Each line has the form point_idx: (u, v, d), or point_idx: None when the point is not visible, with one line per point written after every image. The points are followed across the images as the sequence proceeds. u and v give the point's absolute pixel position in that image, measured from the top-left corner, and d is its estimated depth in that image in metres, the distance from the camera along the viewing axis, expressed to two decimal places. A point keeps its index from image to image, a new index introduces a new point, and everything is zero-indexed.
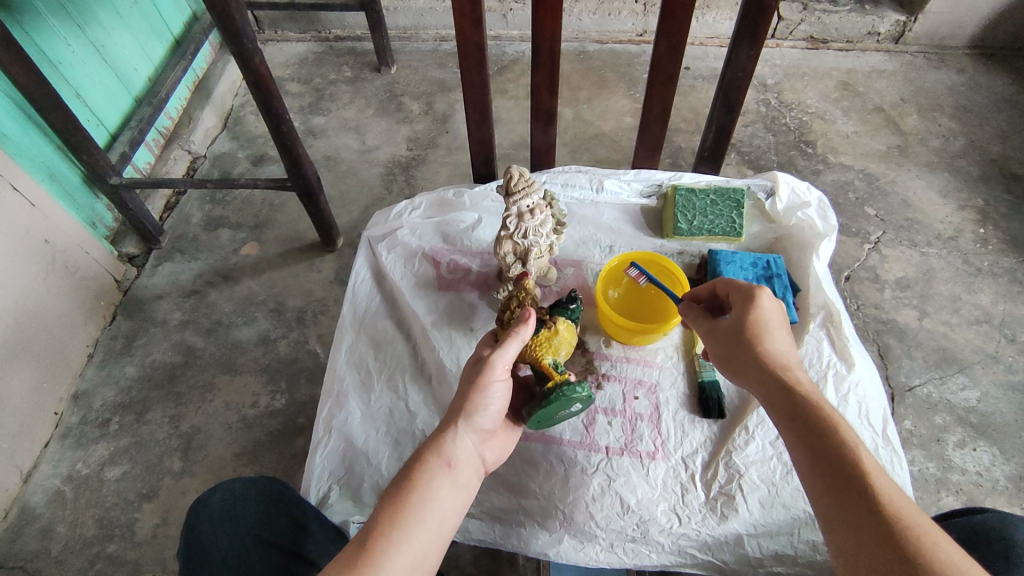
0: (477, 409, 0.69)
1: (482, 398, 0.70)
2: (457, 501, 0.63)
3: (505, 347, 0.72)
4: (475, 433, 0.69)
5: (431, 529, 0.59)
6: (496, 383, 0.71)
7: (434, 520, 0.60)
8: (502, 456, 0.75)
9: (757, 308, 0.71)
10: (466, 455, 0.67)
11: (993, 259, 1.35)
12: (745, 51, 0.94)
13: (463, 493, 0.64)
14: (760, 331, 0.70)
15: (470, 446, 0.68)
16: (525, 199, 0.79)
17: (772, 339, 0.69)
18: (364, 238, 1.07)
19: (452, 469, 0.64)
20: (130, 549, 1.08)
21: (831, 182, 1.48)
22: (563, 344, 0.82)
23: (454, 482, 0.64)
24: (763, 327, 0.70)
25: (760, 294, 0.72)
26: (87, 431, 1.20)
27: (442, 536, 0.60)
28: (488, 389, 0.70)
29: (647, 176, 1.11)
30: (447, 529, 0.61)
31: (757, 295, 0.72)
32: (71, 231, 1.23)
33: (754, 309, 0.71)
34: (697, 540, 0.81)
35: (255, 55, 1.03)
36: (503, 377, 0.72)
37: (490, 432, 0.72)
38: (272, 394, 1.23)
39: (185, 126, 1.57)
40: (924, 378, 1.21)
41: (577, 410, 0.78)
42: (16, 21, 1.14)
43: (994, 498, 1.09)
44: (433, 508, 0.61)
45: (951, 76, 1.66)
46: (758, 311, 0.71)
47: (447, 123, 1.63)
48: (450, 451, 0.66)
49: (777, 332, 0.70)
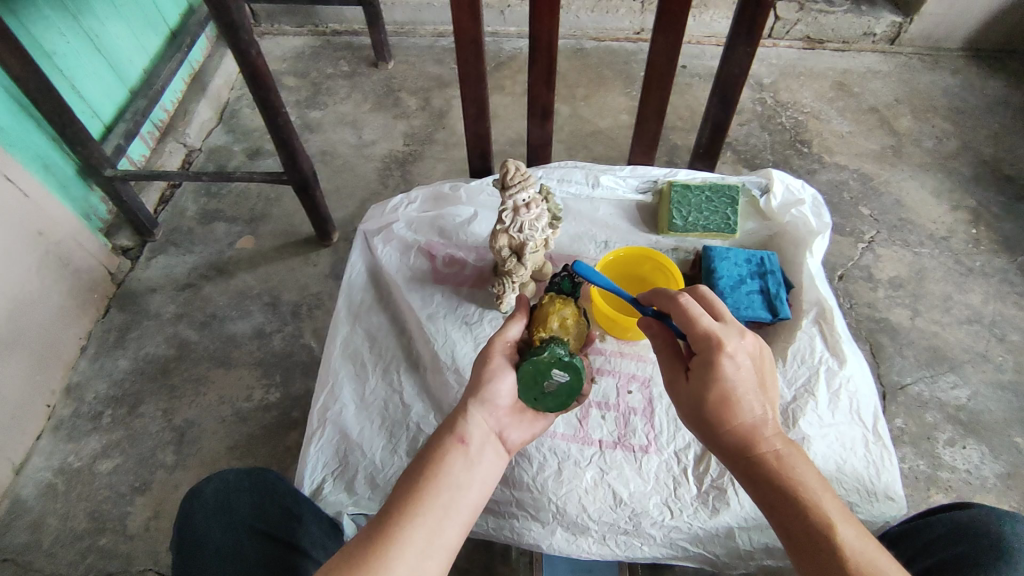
0: (487, 385, 0.69)
1: (489, 374, 0.70)
2: (474, 477, 0.63)
3: (505, 331, 0.75)
4: (489, 410, 0.68)
5: (445, 505, 0.59)
6: (497, 359, 0.71)
7: (448, 495, 0.60)
8: (531, 435, 0.72)
9: (717, 375, 0.62)
10: (481, 431, 0.66)
11: (985, 260, 1.36)
12: (741, 48, 0.95)
13: (481, 468, 0.64)
14: (722, 404, 0.62)
15: (485, 423, 0.67)
16: (522, 193, 0.79)
17: (735, 408, 0.62)
18: (359, 231, 1.08)
19: (466, 446, 0.64)
20: (123, 542, 1.08)
21: (826, 182, 1.49)
22: (552, 319, 0.81)
23: (468, 457, 0.64)
24: (723, 394, 0.62)
25: (717, 355, 0.62)
26: (79, 423, 1.20)
27: (460, 511, 0.60)
28: (493, 364, 0.71)
29: (644, 172, 1.12)
30: (463, 504, 0.61)
31: (715, 355, 0.62)
32: (66, 223, 1.23)
33: (712, 375, 0.62)
34: (689, 532, 0.82)
35: (251, 47, 1.03)
36: (505, 352, 0.73)
37: (512, 409, 0.71)
38: (266, 388, 1.23)
39: (180, 119, 1.56)
40: (915, 377, 1.22)
41: (563, 378, 0.70)
42: (12, 12, 1.14)
43: (983, 495, 1.10)
44: (447, 482, 0.61)
45: (946, 78, 1.67)
46: (718, 377, 0.62)
47: (444, 118, 1.63)
48: (463, 427, 0.66)
49: (746, 392, 0.62)
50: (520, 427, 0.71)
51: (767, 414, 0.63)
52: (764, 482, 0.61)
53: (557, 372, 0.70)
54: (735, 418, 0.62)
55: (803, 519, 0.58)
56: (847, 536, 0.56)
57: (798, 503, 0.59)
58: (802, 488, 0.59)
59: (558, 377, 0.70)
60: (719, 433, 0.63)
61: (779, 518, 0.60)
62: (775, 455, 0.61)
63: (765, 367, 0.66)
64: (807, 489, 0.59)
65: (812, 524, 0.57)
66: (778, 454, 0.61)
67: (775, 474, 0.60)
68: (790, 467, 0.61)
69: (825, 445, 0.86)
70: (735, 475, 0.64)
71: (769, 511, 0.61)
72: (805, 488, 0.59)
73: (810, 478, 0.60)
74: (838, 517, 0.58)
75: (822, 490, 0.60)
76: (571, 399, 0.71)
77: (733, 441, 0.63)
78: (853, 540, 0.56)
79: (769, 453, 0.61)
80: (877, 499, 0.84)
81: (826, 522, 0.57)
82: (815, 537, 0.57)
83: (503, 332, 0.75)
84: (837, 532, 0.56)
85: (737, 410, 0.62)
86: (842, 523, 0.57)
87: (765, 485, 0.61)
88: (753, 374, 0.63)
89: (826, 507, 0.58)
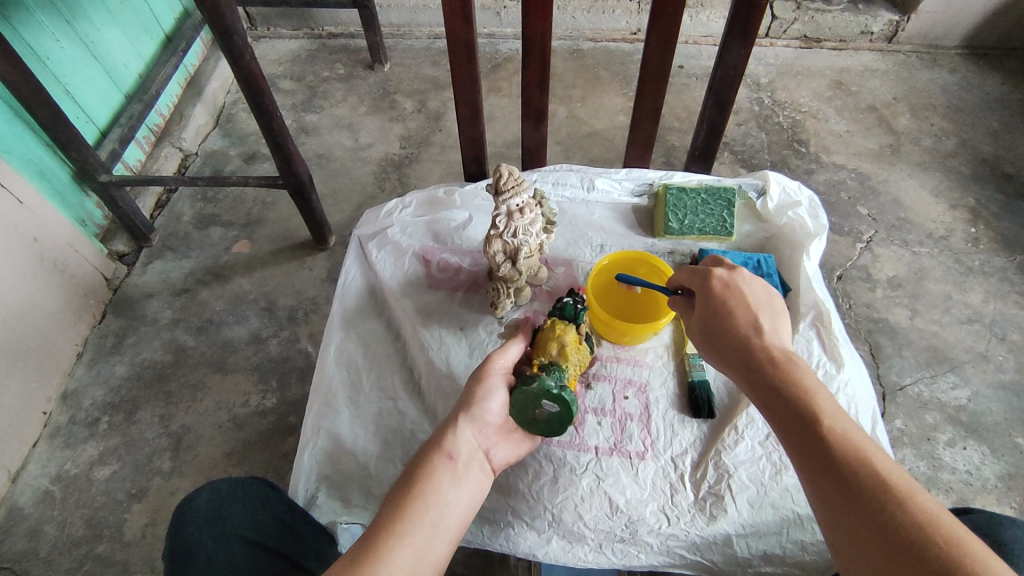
0: (478, 402, 0.70)
1: (482, 392, 0.71)
2: (462, 493, 0.63)
3: (505, 347, 0.76)
4: (478, 426, 0.69)
5: (433, 522, 0.59)
6: (493, 379, 0.72)
7: (436, 512, 0.60)
8: (514, 456, 0.73)
9: (710, 293, 0.72)
10: (469, 447, 0.67)
11: (985, 259, 1.36)
12: (736, 50, 0.94)
13: (468, 485, 0.64)
14: (719, 319, 0.70)
15: (473, 440, 0.68)
16: (515, 198, 0.79)
17: (731, 321, 0.69)
18: (354, 236, 1.07)
19: (454, 461, 0.64)
20: (119, 550, 1.07)
21: (824, 181, 1.48)
22: (551, 345, 0.78)
23: (456, 473, 0.64)
24: (718, 311, 0.70)
25: (709, 278, 0.73)
26: (75, 430, 1.19)
27: (449, 528, 0.60)
28: (487, 383, 0.72)
29: (639, 175, 1.10)
30: (450, 522, 0.60)
31: (707, 280, 0.73)
32: (61, 229, 1.22)
33: (707, 297, 0.72)
34: (686, 540, 0.81)
35: (245, 52, 1.02)
36: (503, 372, 0.74)
37: (500, 427, 0.72)
38: (263, 393, 1.22)
39: (175, 123, 1.56)
40: (915, 378, 1.21)
41: (551, 408, 0.69)
42: (6, 18, 1.13)
43: (984, 497, 1.09)
44: (436, 498, 0.61)
45: (944, 76, 1.66)
46: (711, 295, 0.72)
47: (441, 120, 1.62)
48: (451, 443, 0.66)
49: (741, 310, 0.70)
50: (506, 447, 0.72)
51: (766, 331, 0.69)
52: (759, 384, 0.65)
53: (546, 402, 0.69)
54: (731, 329, 0.69)
55: (796, 409, 0.61)
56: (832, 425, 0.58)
57: (791, 392, 0.62)
58: (796, 387, 0.62)
59: (549, 407, 0.69)
60: (719, 347, 0.69)
61: (774, 417, 0.63)
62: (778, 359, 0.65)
63: (770, 302, 0.72)
64: (801, 387, 0.62)
65: (801, 417, 0.60)
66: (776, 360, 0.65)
67: (769, 375, 0.64)
68: (790, 367, 0.64)
69: None
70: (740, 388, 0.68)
71: (767, 416, 0.64)
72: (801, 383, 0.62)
73: (806, 380, 0.63)
74: (829, 410, 0.60)
75: (816, 390, 0.62)
76: (565, 423, 0.71)
77: (732, 352, 0.68)
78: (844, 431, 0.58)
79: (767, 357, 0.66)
80: None
81: (815, 413, 0.60)
82: (804, 423, 0.60)
83: (502, 351, 0.76)
84: (823, 422, 0.59)
85: (733, 323, 0.69)
86: (831, 415, 0.59)
87: (762, 385, 0.64)
88: (748, 295, 0.71)
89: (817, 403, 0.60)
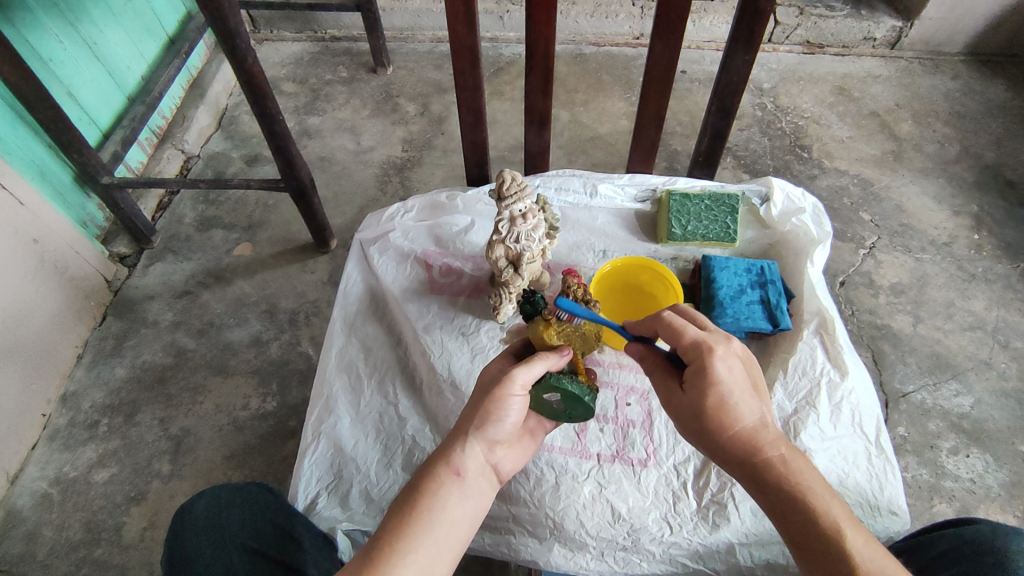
0: (493, 420, 0.66)
1: (497, 410, 0.66)
2: (466, 508, 0.62)
3: (530, 367, 0.67)
4: (487, 444, 0.67)
5: (438, 539, 0.58)
6: (509, 399, 0.65)
7: (441, 528, 0.59)
8: (519, 464, 0.72)
9: (711, 380, 0.60)
10: (478, 462, 0.65)
11: (988, 266, 1.35)
12: (740, 56, 0.94)
13: (473, 501, 0.63)
14: (721, 409, 0.60)
15: (483, 457, 0.66)
16: (518, 204, 0.79)
17: (734, 413, 0.60)
18: (356, 240, 1.06)
19: (461, 478, 0.63)
20: (117, 553, 1.07)
21: (826, 187, 1.48)
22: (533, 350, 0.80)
23: (463, 490, 0.62)
24: (719, 400, 0.60)
25: (708, 359, 0.60)
26: (74, 433, 1.19)
27: (452, 546, 0.59)
28: (502, 401, 0.66)
29: (641, 181, 1.11)
30: (453, 539, 0.60)
31: (705, 360, 0.61)
32: (62, 231, 1.22)
33: (706, 383, 0.60)
34: (688, 549, 0.81)
35: (248, 55, 1.02)
36: (520, 392, 0.67)
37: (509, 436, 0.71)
38: (263, 396, 1.22)
39: (178, 126, 1.56)
40: (918, 385, 1.21)
41: (553, 396, 0.71)
42: (8, 20, 1.13)
43: (987, 506, 1.08)
44: (440, 517, 0.60)
45: (946, 82, 1.66)
46: (712, 383, 0.60)
47: (443, 124, 1.62)
48: (458, 459, 0.64)
49: (741, 398, 0.60)
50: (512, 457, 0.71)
51: (766, 418, 0.61)
52: (771, 489, 0.59)
53: (552, 396, 0.72)
54: (736, 422, 0.60)
55: (813, 525, 0.56)
56: (855, 543, 0.55)
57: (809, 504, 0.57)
58: (811, 493, 0.58)
59: (554, 396, 0.72)
60: (720, 441, 0.61)
61: (786, 527, 0.58)
62: (786, 468, 0.59)
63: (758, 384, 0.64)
64: (815, 495, 0.58)
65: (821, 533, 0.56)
66: (783, 462, 0.59)
67: (783, 481, 0.58)
68: (798, 471, 0.59)
69: (828, 458, 0.85)
70: (740, 482, 0.62)
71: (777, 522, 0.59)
72: (813, 490, 0.58)
73: (816, 487, 0.58)
74: (846, 523, 0.56)
75: (829, 496, 0.58)
76: (583, 398, 0.72)
77: (735, 447, 0.60)
78: (861, 549, 0.54)
79: (775, 461, 0.59)
80: (880, 514, 0.83)
81: (836, 529, 0.55)
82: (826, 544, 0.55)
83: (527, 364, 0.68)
84: (846, 540, 0.55)
85: (738, 419, 0.60)
86: (850, 529, 0.56)
87: (773, 491, 0.58)
88: (745, 377, 0.61)
89: (834, 513, 0.57)
